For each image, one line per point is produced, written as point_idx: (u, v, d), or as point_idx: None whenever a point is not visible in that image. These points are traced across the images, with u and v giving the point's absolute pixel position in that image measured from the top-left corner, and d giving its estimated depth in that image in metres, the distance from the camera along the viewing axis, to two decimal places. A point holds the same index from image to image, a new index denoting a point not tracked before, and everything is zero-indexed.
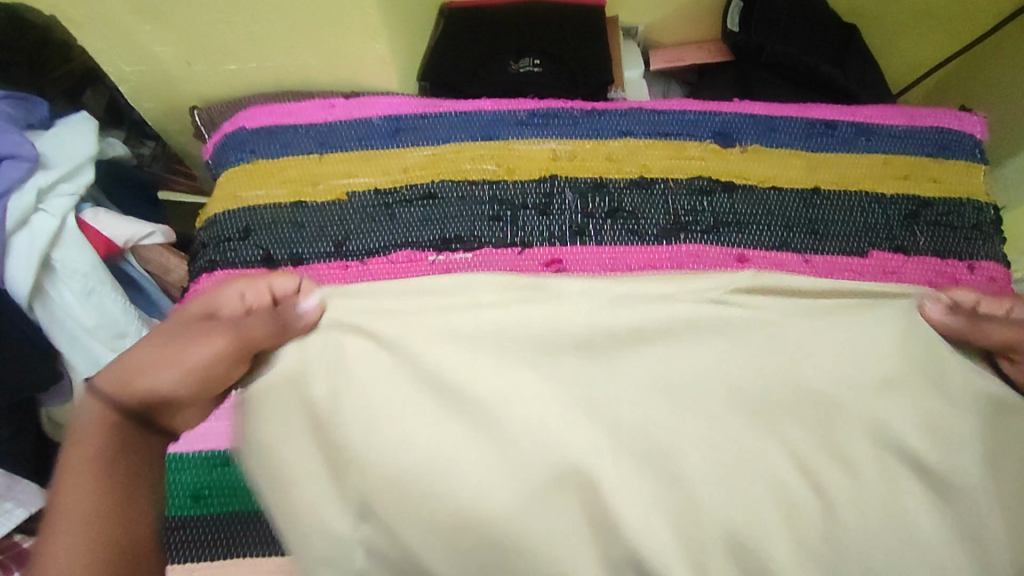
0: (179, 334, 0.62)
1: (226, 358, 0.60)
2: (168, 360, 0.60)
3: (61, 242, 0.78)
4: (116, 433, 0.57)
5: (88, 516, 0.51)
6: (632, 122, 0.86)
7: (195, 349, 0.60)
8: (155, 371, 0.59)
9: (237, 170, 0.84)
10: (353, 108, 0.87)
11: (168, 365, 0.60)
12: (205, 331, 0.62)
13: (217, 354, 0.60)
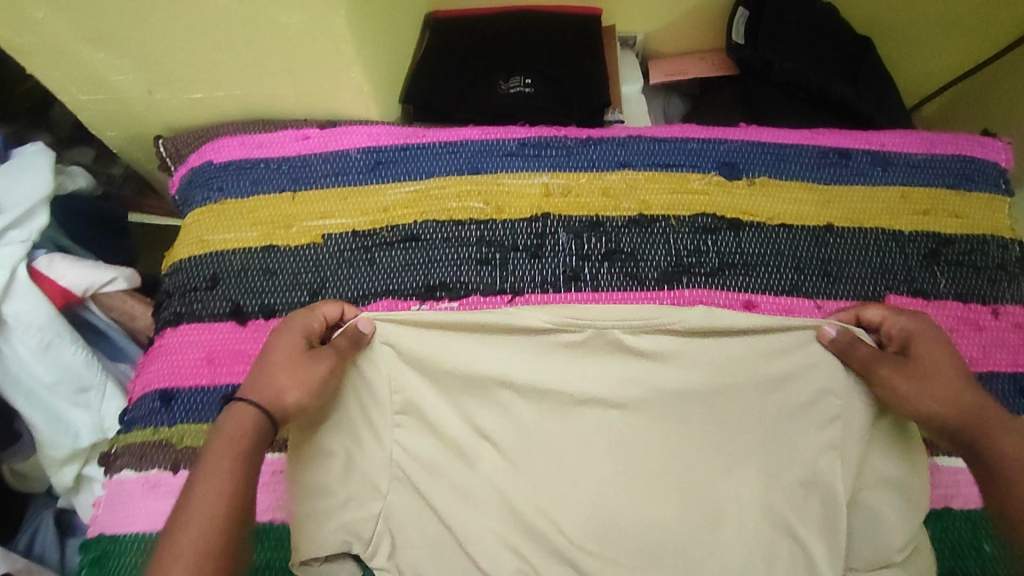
0: (281, 341, 0.60)
1: (307, 383, 0.58)
2: (294, 372, 0.58)
3: (11, 295, 0.73)
4: (255, 442, 0.55)
5: (210, 522, 0.49)
6: (631, 153, 0.80)
7: (311, 360, 0.59)
8: (270, 381, 0.57)
9: (204, 211, 0.78)
10: (327, 140, 0.80)
11: (293, 376, 0.58)
12: (288, 347, 0.60)
13: (311, 372, 0.58)
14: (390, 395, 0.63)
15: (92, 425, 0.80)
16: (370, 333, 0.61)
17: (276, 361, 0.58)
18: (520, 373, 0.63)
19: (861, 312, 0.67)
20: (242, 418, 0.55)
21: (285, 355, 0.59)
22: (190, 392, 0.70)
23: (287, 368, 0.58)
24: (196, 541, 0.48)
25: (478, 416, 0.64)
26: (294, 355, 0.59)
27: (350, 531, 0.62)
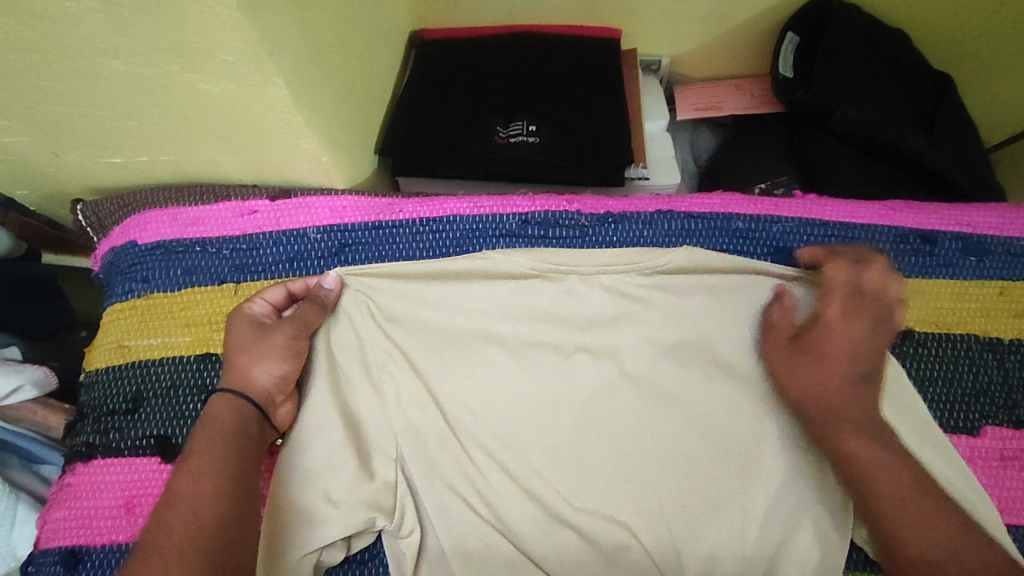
0: (240, 324, 0.55)
1: (277, 348, 0.54)
2: (259, 350, 0.54)
3: None
4: (243, 416, 0.51)
5: (206, 499, 0.45)
6: (660, 233, 0.64)
7: (266, 337, 0.54)
8: (241, 362, 0.53)
9: (125, 307, 0.62)
10: (279, 216, 0.64)
11: (263, 351, 0.54)
12: (244, 328, 0.55)
13: (274, 339, 0.54)
14: (368, 350, 0.57)
15: (0, 556, 0.64)
16: (337, 289, 0.57)
17: (239, 344, 0.54)
18: (534, 331, 0.58)
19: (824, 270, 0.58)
20: (230, 404, 0.52)
21: (250, 335, 0.54)
22: (103, 552, 0.55)
23: (247, 354, 0.54)
24: (190, 516, 0.44)
25: (490, 373, 0.57)
26: (252, 334, 0.54)
27: (370, 505, 0.53)
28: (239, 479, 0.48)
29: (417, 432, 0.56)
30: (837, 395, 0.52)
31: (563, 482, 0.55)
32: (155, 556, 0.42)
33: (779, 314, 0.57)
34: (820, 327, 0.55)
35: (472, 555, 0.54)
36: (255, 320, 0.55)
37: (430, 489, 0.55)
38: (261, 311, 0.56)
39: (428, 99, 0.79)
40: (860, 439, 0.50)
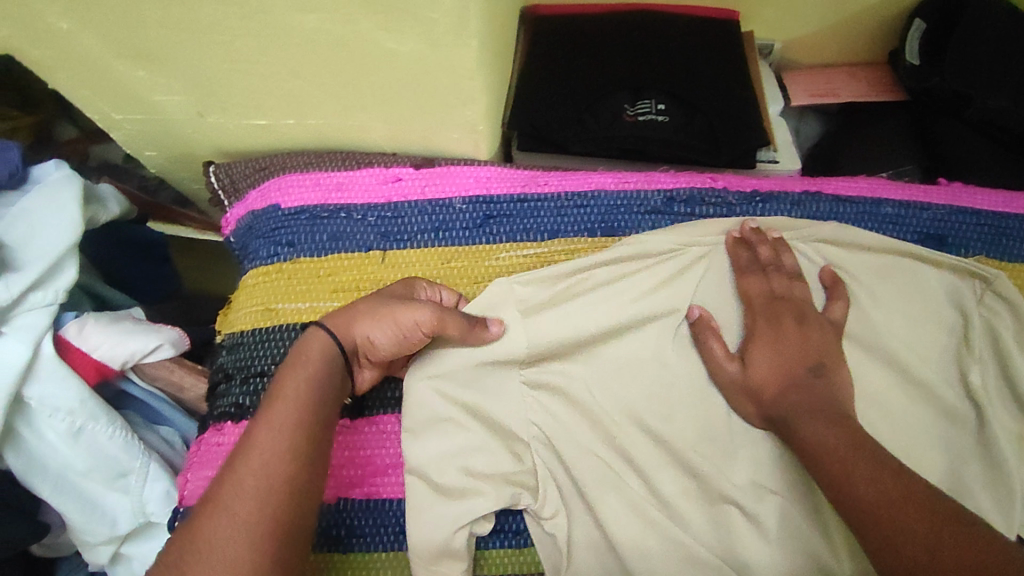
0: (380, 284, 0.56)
1: (383, 317, 0.52)
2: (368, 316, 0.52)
3: (35, 376, 0.59)
4: (330, 362, 0.50)
5: (284, 451, 0.44)
6: (809, 215, 0.63)
7: (386, 310, 0.53)
8: (352, 317, 0.52)
9: (269, 271, 0.62)
10: (425, 185, 0.63)
11: (376, 318, 0.52)
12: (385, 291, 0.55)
13: (391, 314, 0.52)
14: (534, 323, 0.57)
15: (131, 512, 0.66)
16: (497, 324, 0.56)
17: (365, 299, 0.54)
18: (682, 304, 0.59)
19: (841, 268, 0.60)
20: (321, 346, 0.50)
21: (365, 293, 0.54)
22: None
23: (363, 312, 0.53)
24: (270, 463, 0.44)
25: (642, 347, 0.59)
26: (385, 299, 0.53)
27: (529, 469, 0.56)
28: (317, 432, 0.47)
29: (571, 403, 0.58)
30: (811, 351, 0.55)
31: (709, 460, 0.57)
32: (229, 509, 0.41)
33: (745, 258, 0.59)
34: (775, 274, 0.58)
35: (626, 529, 0.55)
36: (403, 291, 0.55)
37: (584, 458, 0.57)
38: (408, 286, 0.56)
39: (554, 72, 0.78)
40: (823, 421, 0.51)
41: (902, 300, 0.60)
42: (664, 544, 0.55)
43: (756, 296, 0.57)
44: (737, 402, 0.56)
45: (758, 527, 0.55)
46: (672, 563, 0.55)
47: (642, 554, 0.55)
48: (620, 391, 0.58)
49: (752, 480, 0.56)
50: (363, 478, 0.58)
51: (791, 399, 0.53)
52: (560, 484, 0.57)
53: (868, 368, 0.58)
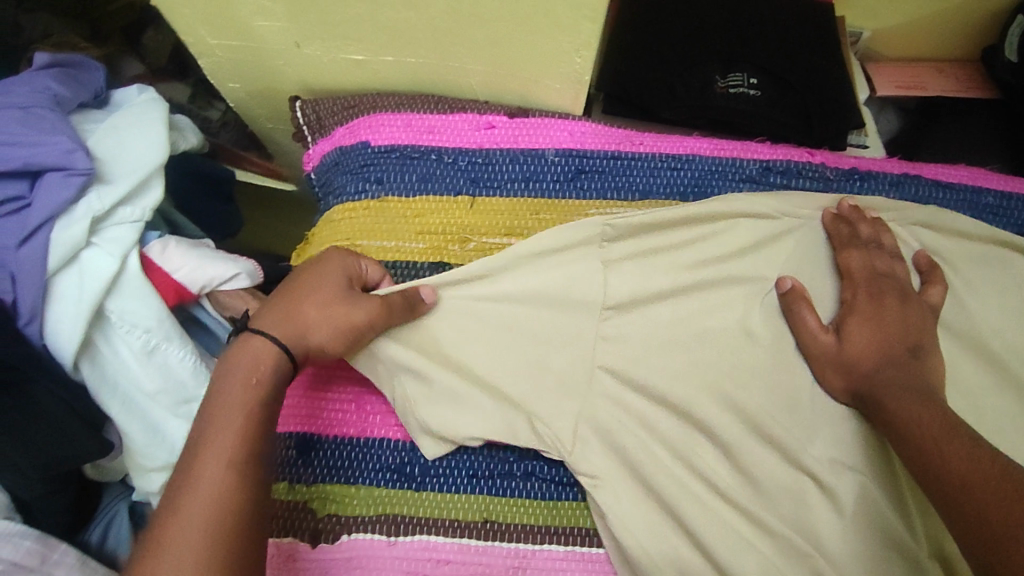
0: (313, 275, 0.53)
1: (329, 321, 0.51)
2: (317, 321, 0.51)
3: (119, 290, 0.59)
4: (276, 385, 0.49)
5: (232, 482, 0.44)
6: (907, 197, 0.62)
7: (334, 317, 0.51)
8: (297, 326, 0.51)
9: (357, 206, 0.62)
10: (519, 134, 0.63)
11: (323, 321, 0.51)
12: (326, 283, 0.52)
13: (340, 313, 0.51)
14: (620, 280, 0.57)
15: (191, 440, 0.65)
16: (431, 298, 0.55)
17: (308, 300, 0.51)
18: (771, 273, 0.59)
19: (920, 254, 0.59)
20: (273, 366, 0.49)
21: (312, 297, 0.52)
22: (336, 442, 0.56)
23: (309, 315, 0.51)
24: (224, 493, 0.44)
25: (730, 314, 0.58)
26: (331, 296, 0.52)
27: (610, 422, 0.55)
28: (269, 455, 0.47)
29: (653, 364, 0.57)
30: (909, 328, 0.54)
31: (792, 433, 0.55)
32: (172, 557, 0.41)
33: (846, 232, 0.58)
34: (870, 252, 0.57)
35: (698, 495, 0.53)
36: (341, 276, 0.53)
37: (658, 417, 0.56)
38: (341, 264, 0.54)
39: (644, 37, 0.76)
40: (914, 399, 0.50)
41: (997, 288, 0.59)
42: (733, 513, 0.53)
43: (857, 268, 0.57)
44: (826, 377, 0.55)
45: (835, 505, 0.53)
46: (743, 534, 0.52)
47: (713, 521, 0.53)
48: (705, 356, 0.57)
49: (832, 457, 0.54)
50: None
51: (882, 375, 0.52)
52: (638, 445, 0.55)
53: (958, 356, 0.57)
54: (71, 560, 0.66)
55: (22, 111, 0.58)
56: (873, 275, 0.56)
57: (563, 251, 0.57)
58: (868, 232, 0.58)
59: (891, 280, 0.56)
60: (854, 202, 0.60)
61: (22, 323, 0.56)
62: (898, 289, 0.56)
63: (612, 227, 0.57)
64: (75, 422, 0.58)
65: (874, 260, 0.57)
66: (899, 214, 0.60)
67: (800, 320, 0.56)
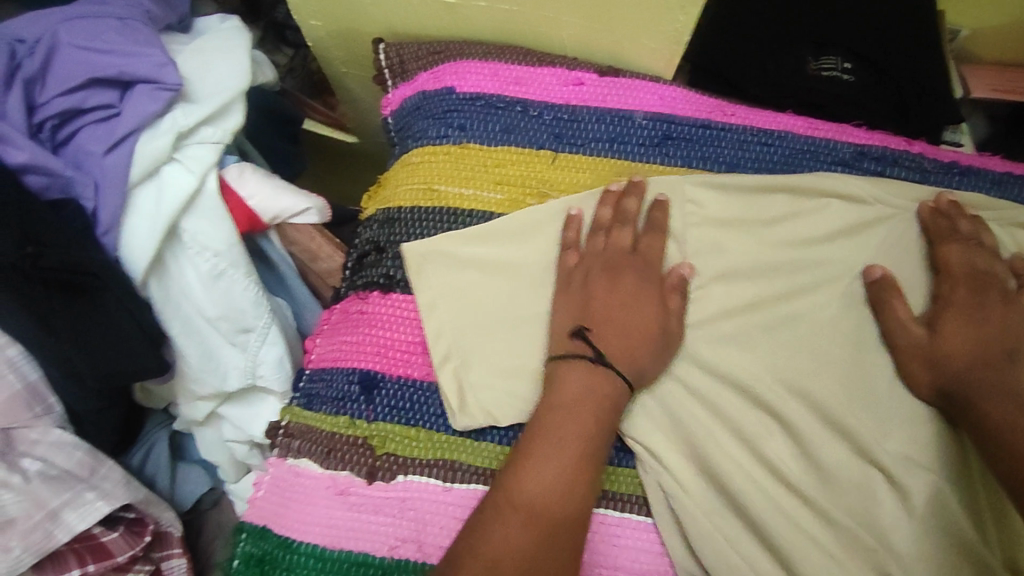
0: (628, 270, 0.53)
1: (574, 471, 0.46)
2: (626, 333, 0.51)
3: (194, 210, 0.59)
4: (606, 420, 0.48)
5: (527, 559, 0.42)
6: (1008, 196, 0.60)
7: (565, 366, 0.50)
8: (620, 335, 0.51)
9: (436, 151, 0.61)
10: (607, 93, 0.61)
11: (624, 330, 0.51)
12: (631, 288, 0.53)
13: (647, 313, 0.52)
14: (700, 247, 0.56)
15: (244, 370, 0.65)
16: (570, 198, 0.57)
17: (605, 295, 0.52)
18: (859, 260, 0.57)
19: (1015, 257, 0.56)
20: (536, 491, 0.45)
21: (574, 433, 0.47)
22: (396, 383, 0.55)
23: (616, 313, 0.52)
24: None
25: (813, 299, 0.56)
26: (631, 298, 0.52)
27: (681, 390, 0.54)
28: (556, 568, 0.43)
29: (730, 343, 0.55)
30: (1002, 330, 0.52)
31: (868, 426, 0.53)
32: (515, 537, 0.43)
33: (944, 225, 0.56)
34: (964, 248, 0.55)
35: (765, 477, 0.52)
36: (637, 286, 0.53)
37: (731, 398, 0.53)
38: (636, 253, 0.55)
39: (737, 11, 0.73)
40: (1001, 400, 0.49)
41: None
42: (799, 500, 0.51)
43: (954, 262, 0.55)
44: (909, 371, 0.53)
45: (903, 502, 0.51)
46: (806, 520, 0.50)
47: (778, 505, 0.51)
48: (785, 341, 0.55)
49: (905, 453, 0.52)
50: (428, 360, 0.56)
51: (974, 375, 0.51)
52: (707, 423, 0.53)
53: None
54: (118, 476, 0.66)
55: (117, 20, 0.58)
56: (968, 273, 0.54)
57: (644, 208, 0.57)
58: (967, 227, 0.56)
59: (987, 279, 0.54)
60: (954, 197, 0.58)
61: (100, 232, 0.57)
62: (994, 289, 0.54)
63: (694, 189, 0.57)
64: (137, 334, 0.57)
65: (969, 257, 0.55)
66: (999, 214, 0.58)
67: (889, 309, 0.54)
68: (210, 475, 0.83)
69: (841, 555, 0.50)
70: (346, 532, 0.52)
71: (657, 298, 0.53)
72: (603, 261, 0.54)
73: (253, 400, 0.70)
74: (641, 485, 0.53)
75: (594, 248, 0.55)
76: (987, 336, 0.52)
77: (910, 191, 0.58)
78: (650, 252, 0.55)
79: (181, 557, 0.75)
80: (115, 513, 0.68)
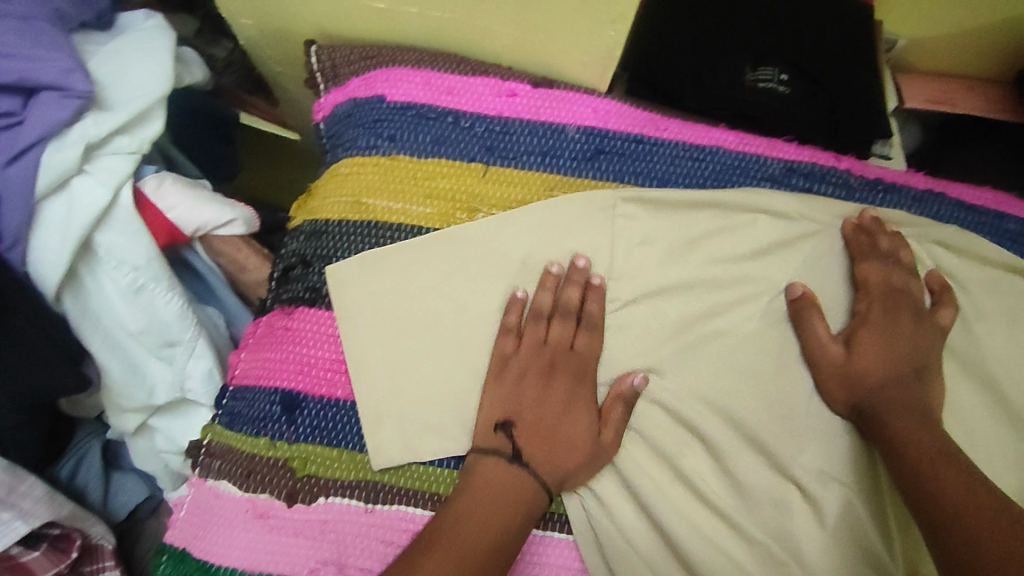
0: (562, 373, 0.53)
1: (523, 474, 0.49)
2: (551, 447, 0.51)
3: (108, 223, 0.57)
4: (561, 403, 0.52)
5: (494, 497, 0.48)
6: (928, 214, 0.61)
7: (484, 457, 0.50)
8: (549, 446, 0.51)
9: (364, 162, 0.59)
10: (540, 105, 0.60)
11: (550, 432, 0.51)
12: (560, 402, 0.52)
13: (579, 428, 0.52)
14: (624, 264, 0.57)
15: (169, 384, 0.63)
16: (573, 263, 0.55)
17: (536, 409, 0.52)
18: (782, 276, 0.58)
19: (930, 275, 0.58)
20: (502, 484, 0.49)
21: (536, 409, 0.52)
22: (319, 402, 0.54)
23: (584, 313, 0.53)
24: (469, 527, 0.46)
25: (737, 314, 0.57)
26: (560, 410, 0.52)
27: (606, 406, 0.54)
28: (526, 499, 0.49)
29: (654, 360, 0.55)
30: (910, 347, 0.54)
31: (785, 439, 0.54)
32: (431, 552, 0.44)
33: (866, 244, 0.57)
34: (880, 269, 0.56)
35: (684, 493, 0.53)
36: (574, 390, 0.53)
37: (653, 415, 0.54)
38: (572, 353, 0.53)
39: (678, 18, 0.73)
40: (909, 421, 0.50)
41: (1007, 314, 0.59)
42: (717, 515, 0.52)
43: (873, 280, 0.56)
44: (827, 386, 0.54)
45: (817, 515, 0.52)
46: (722, 537, 0.52)
47: (692, 524, 0.52)
48: (709, 356, 0.56)
49: (820, 467, 0.54)
50: (334, 374, 0.55)
51: (885, 392, 0.52)
52: (627, 441, 0.53)
53: (960, 381, 0.57)
54: (40, 493, 0.63)
55: (18, 21, 0.54)
56: (883, 290, 0.56)
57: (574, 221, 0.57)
58: (887, 245, 0.57)
59: (903, 297, 0.56)
60: (876, 214, 0.59)
61: (5, 247, 0.54)
62: (908, 306, 0.55)
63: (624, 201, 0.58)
64: (52, 352, 0.55)
65: (884, 277, 0.56)
66: (917, 232, 0.60)
67: (810, 325, 0.55)
68: (146, 484, 0.81)
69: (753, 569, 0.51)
70: (265, 557, 0.52)
71: (592, 409, 0.52)
72: (543, 362, 0.53)
73: (183, 412, 0.68)
74: (566, 503, 0.53)
75: (533, 336, 0.54)
76: (899, 353, 0.54)
77: (835, 209, 0.59)
78: (585, 356, 0.54)
79: (113, 570, 0.73)
80: (37, 530, 0.66)
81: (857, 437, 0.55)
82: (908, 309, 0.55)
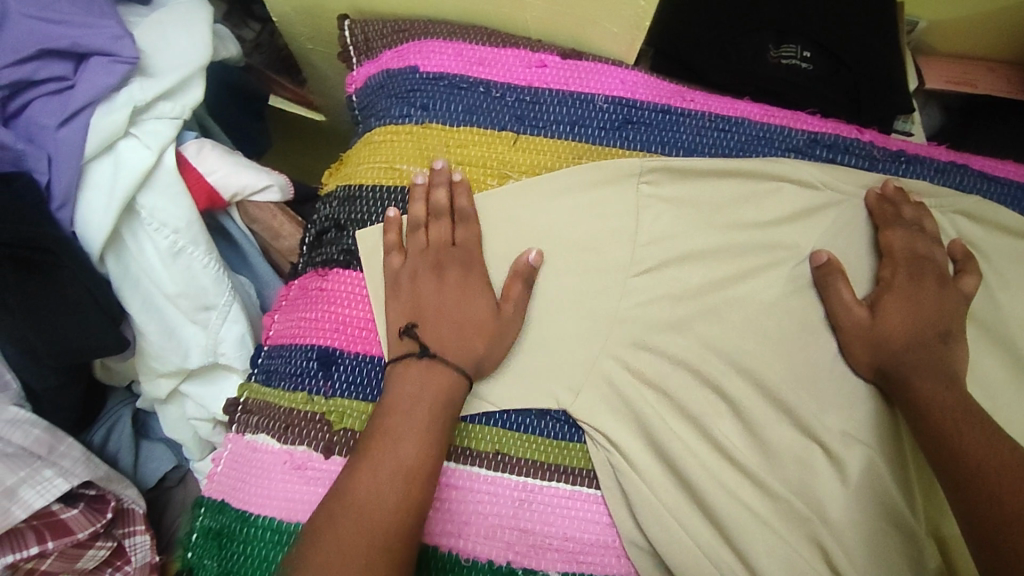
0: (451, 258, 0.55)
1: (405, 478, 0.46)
2: (457, 332, 0.53)
3: (151, 186, 0.59)
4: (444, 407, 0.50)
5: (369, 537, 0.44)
6: (951, 184, 0.62)
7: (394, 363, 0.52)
8: (446, 328, 0.53)
9: (398, 131, 0.61)
10: (569, 76, 0.62)
11: (454, 319, 0.53)
12: (457, 286, 0.54)
13: (481, 311, 0.54)
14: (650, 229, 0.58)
15: (205, 346, 0.65)
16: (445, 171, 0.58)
17: (437, 296, 0.54)
18: (807, 245, 0.59)
19: (952, 246, 0.59)
20: (369, 490, 0.45)
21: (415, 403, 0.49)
22: (354, 359, 0.56)
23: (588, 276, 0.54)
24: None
25: (762, 281, 0.58)
26: (459, 294, 0.54)
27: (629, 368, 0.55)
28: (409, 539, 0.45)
29: (679, 324, 0.56)
30: (932, 312, 0.55)
31: (809, 402, 0.55)
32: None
33: (890, 213, 0.58)
34: (902, 238, 0.57)
35: (709, 452, 0.54)
36: (464, 278, 0.55)
37: (678, 377, 0.55)
38: (454, 246, 0.56)
39: None
40: (931, 382, 0.52)
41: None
42: (743, 475, 0.53)
43: (897, 247, 0.57)
44: (851, 350, 0.55)
45: (841, 474, 0.54)
46: (748, 496, 0.53)
47: (718, 481, 0.53)
48: (734, 322, 0.57)
49: (845, 430, 0.55)
50: (368, 333, 0.57)
51: (907, 356, 0.53)
52: (652, 401, 0.55)
53: (981, 348, 0.58)
54: (78, 454, 0.65)
55: None
56: (905, 257, 0.57)
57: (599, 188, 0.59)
58: (911, 214, 0.58)
59: (926, 264, 0.57)
60: (900, 183, 0.60)
61: (54, 206, 0.56)
62: (931, 273, 0.56)
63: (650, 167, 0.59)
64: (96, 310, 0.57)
65: (906, 245, 0.57)
66: (940, 202, 0.61)
67: (835, 291, 0.56)
68: (174, 452, 0.83)
69: (779, 526, 0.52)
70: (302, 507, 0.54)
71: (488, 289, 0.55)
72: (429, 258, 0.55)
73: (215, 377, 0.70)
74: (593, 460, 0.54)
75: (415, 245, 0.56)
76: (921, 317, 0.55)
77: (860, 180, 0.60)
78: (465, 245, 0.56)
79: (145, 534, 0.74)
80: (74, 490, 0.68)
81: (879, 400, 0.56)
82: (930, 275, 0.56)
